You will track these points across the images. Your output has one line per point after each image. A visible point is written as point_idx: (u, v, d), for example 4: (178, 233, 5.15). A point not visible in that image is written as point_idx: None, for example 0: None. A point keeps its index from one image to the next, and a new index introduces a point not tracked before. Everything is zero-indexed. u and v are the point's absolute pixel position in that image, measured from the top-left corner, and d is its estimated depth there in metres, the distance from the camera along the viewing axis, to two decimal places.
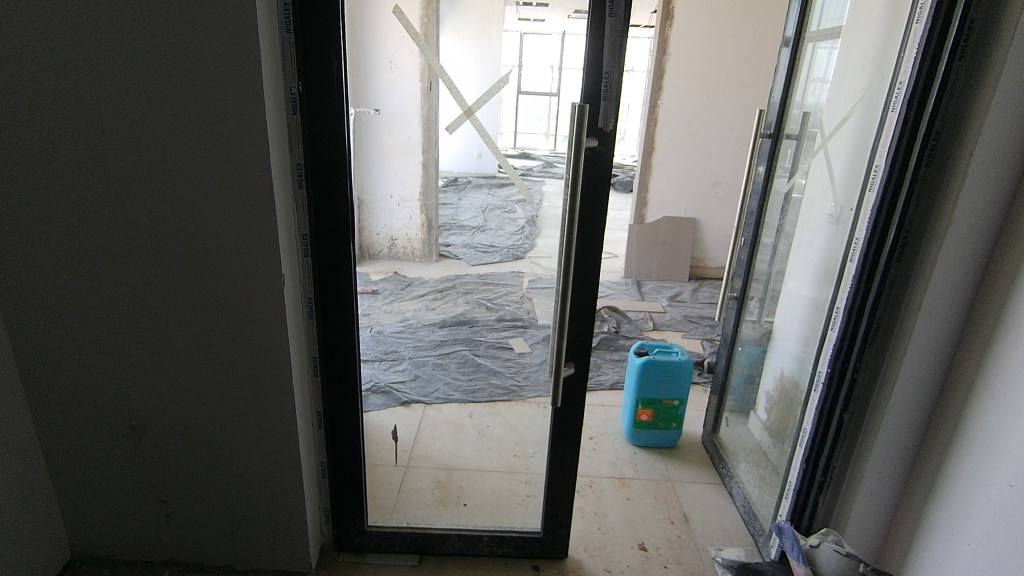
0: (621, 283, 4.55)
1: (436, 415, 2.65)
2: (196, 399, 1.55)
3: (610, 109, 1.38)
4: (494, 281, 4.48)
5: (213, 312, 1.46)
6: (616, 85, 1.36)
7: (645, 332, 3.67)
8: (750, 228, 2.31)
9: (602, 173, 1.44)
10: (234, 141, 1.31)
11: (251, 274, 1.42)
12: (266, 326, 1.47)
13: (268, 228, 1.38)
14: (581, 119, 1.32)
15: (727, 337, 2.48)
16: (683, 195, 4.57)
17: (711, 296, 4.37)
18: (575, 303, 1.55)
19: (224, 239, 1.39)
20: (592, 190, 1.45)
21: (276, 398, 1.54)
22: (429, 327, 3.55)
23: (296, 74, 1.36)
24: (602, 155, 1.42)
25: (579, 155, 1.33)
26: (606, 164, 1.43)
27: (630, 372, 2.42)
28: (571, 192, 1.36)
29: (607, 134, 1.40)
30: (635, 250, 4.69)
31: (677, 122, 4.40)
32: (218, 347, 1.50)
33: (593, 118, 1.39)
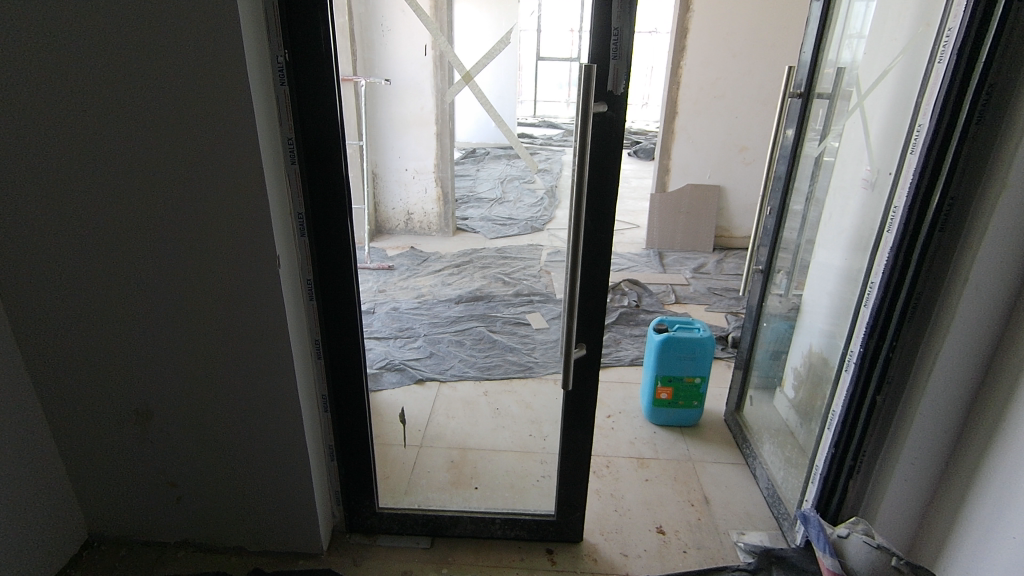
0: (642, 255, 4.42)
1: (451, 393, 2.61)
2: (200, 384, 1.53)
3: (621, 70, 1.26)
4: (512, 254, 4.39)
5: (211, 295, 1.42)
6: (626, 43, 1.24)
7: (666, 305, 3.56)
8: (777, 196, 2.15)
9: (613, 142, 1.33)
10: (218, 118, 1.24)
11: (248, 258, 1.37)
12: (265, 309, 1.42)
13: (261, 208, 1.32)
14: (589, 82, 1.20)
15: (751, 312, 2.35)
16: (707, 161, 4.38)
17: (737, 267, 4.21)
18: (586, 282, 1.46)
19: (213, 219, 1.34)
20: (602, 159, 1.35)
21: (279, 383, 1.51)
22: (445, 303, 3.50)
23: (281, 42, 1.27)
24: (613, 122, 1.31)
25: (587, 123, 1.22)
26: (617, 132, 1.32)
27: (648, 349, 2.33)
28: (579, 163, 1.26)
29: (617, 98, 1.29)
30: (656, 220, 4.53)
31: (701, 84, 4.19)
32: (219, 332, 1.46)
33: (601, 81, 1.27)
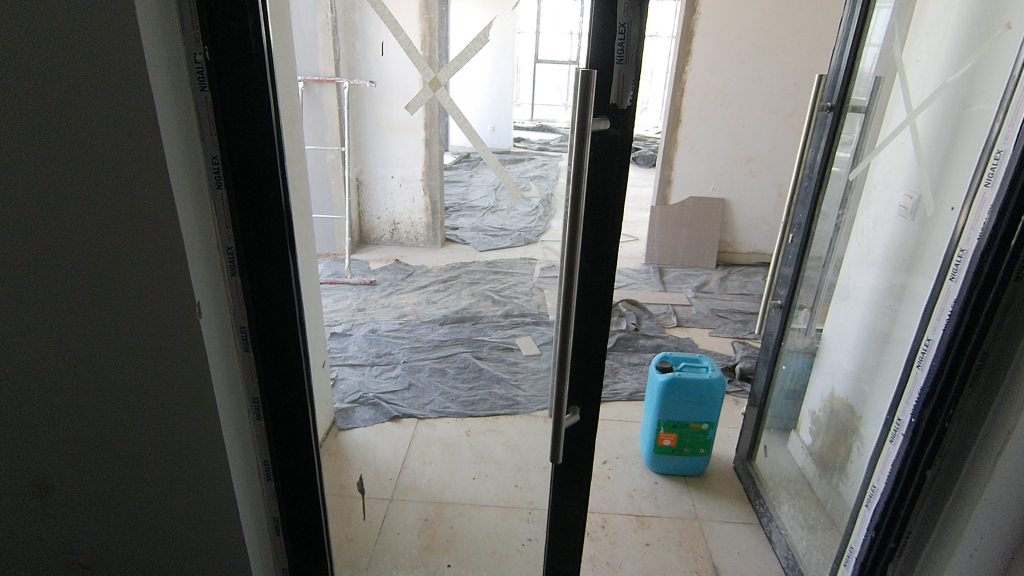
0: (641, 271, 4.17)
1: (429, 433, 2.35)
2: (108, 456, 1.24)
3: (627, 78, 1.00)
4: (503, 269, 4.14)
5: (112, 351, 1.13)
6: (634, 45, 0.98)
7: (667, 329, 3.30)
8: (800, 223, 1.85)
9: (616, 167, 1.07)
10: (104, 133, 0.95)
11: (158, 305, 1.09)
12: (180, 369, 1.13)
13: (167, 247, 1.02)
14: (586, 93, 0.94)
15: (766, 354, 2.04)
16: (711, 173, 4.14)
17: (741, 286, 3.96)
18: (580, 336, 1.20)
19: (106, 258, 1.05)
20: (603, 188, 1.09)
21: (203, 456, 1.22)
22: (428, 324, 3.24)
23: (199, 34, 0.98)
24: (617, 143, 1.05)
25: (587, 144, 0.95)
26: (621, 154, 1.06)
27: (650, 390, 2.07)
28: (574, 194, 0.99)
29: (622, 114, 1.03)
30: (656, 234, 4.28)
31: (706, 91, 3.94)
32: (127, 395, 1.17)
33: (602, 91, 1.01)
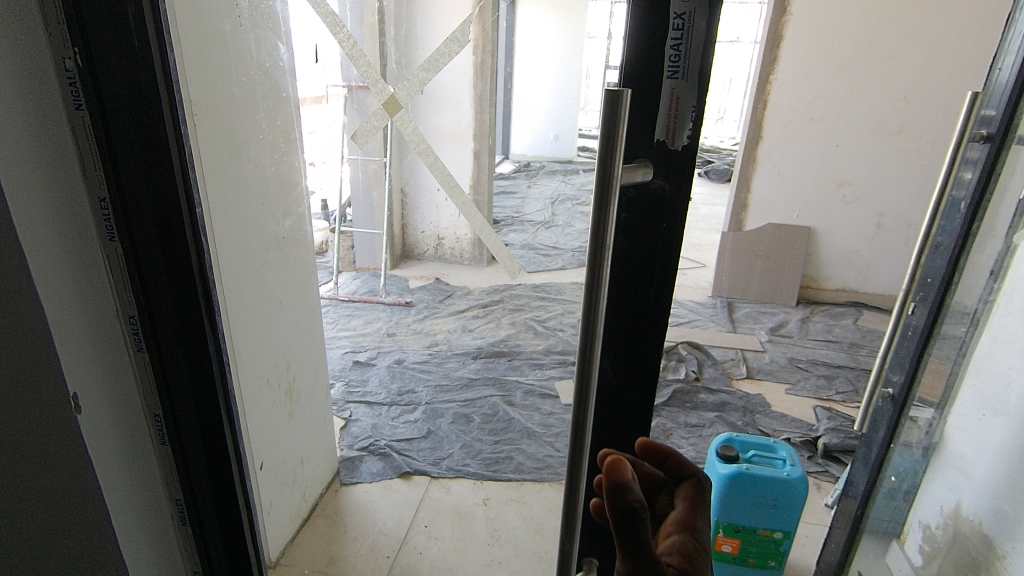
0: (707, 305, 3.69)
1: (441, 498, 2.02)
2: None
3: (685, 103, 0.64)
4: (550, 294, 3.78)
5: None
6: (697, 50, 0.62)
7: (734, 380, 2.83)
8: (929, 291, 1.31)
9: (661, 237, 0.71)
10: None
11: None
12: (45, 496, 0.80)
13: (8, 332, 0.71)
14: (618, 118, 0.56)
15: (866, 459, 1.49)
16: (796, 197, 3.60)
17: (826, 330, 3.40)
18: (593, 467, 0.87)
19: None
20: (643, 267, 0.73)
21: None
22: (459, 358, 2.92)
23: (67, 33, 0.70)
24: (666, 202, 0.69)
25: (618, 205, 0.58)
26: (671, 219, 0.70)
27: (708, 482, 1.65)
28: (594, 284, 0.60)
29: (673, 157, 0.67)
30: (727, 264, 3.77)
31: (795, 103, 3.42)
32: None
33: (645, 124, 0.66)
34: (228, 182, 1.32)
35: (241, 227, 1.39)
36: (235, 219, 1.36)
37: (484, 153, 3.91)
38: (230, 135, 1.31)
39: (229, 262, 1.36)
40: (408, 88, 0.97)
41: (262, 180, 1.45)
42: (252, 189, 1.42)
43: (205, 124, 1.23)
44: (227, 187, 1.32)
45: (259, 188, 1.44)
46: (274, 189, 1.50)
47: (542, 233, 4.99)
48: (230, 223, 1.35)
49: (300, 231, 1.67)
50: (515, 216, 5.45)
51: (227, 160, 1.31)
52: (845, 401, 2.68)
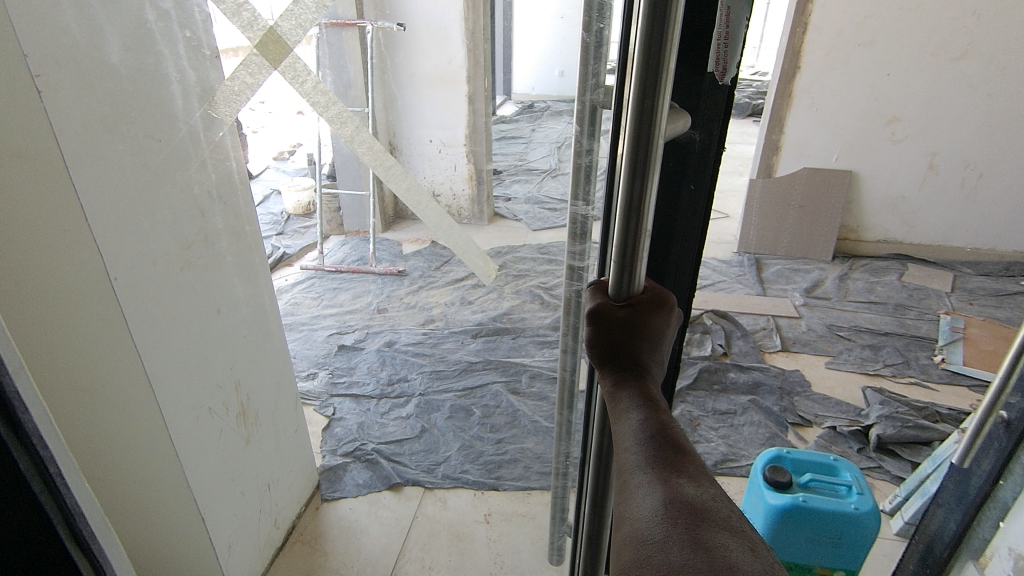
0: (733, 262, 3.32)
1: (436, 515, 1.75)
2: None
3: (737, 14, 0.64)
4: (558, 255, 3.42)
5: None
6: None
7: (767, 354, 2.50)
8: None
9: (687, 194, 0.87)
10: None
11: None
12: None
13: None
14: (660, 47, 0.51)
15: (959, 492, 1.17)
16: (837, 137, 3.15)
17: (868, 290, 3.04)
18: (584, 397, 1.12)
19: None
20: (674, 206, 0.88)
21: None
22: (458, 337, 2.61)
23: None
24: (694, 149, 0.83)
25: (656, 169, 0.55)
26: (699, 166, 0.84)
27: (753, 508, 1.35)
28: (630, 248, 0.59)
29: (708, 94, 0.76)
30: (755, 216, 3.37)
31: (841, 26, 2.91)
32: None
33: None
34: (117, 168, 0.97)
35: (147, 227, 1.05)
36: (131, 219, 1.01)
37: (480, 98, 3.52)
38: (109, 102, 0.94)
39: (132, 277, 1.03)
40: (298, 18, 0.72)
41: (172, 160, 1.09)
42: (157, 174, 1.06)
43: (61, 92, 0.86)
44: (115, 177, 0.97)
45: (168, 172, 1.09)
46: (191, 171, 1.14)
47: (547, 184, 4.57)
48: (123, 224, 1.00)
49: (238, 217, 1.31)
50: (518, 165, 5.02)
51: (104, 139, 0.94)
52: (895, 376, 2.35)
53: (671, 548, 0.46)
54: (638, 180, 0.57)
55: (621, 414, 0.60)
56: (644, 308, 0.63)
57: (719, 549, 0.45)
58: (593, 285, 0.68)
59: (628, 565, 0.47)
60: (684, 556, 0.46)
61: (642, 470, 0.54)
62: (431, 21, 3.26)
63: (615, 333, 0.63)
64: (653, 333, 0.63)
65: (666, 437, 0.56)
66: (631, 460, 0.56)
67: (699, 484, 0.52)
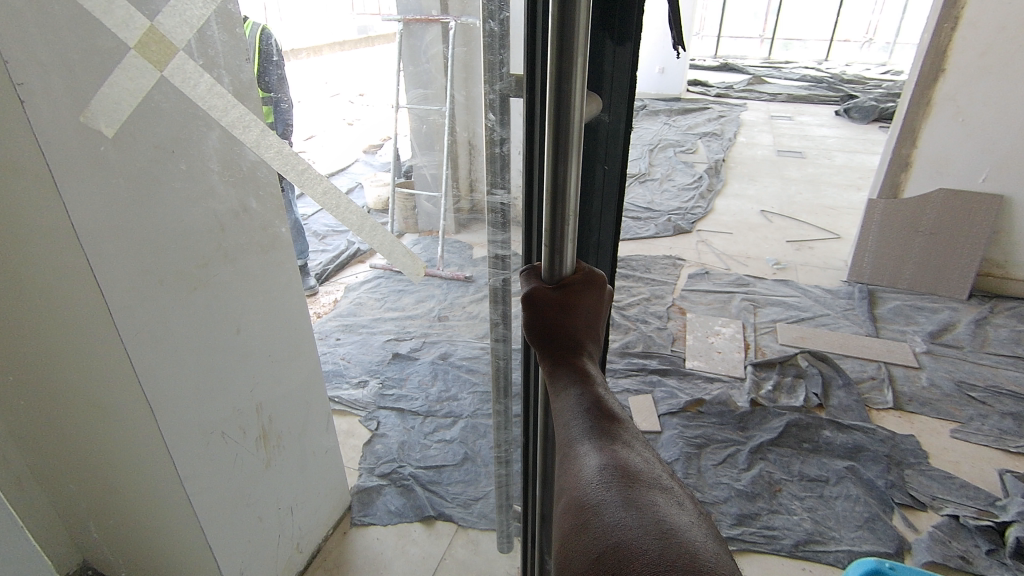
0: (841, 293, 2.89)
1: (466, 559, 1.61)
2: None
3: None
4: (637, 271, 3.15)
5: None
6: None
7: (874, 411, 2.12)
8: None
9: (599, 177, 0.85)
10: None
11: None
12: None
13: None
14: (570, 29, 0.54)
15: None
16: (987, 154, 2.62)
17: (1014, 341, 2.51)
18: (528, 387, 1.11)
19: None
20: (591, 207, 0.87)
21: None
22: None
23: None
24: (604, 129, 0.81)
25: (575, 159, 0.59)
26: (608, 145, 0.82)
27: None
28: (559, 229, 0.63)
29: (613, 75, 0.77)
30: (873, 240, 2.92)
31: (1006, 20, 2.39)
32: None
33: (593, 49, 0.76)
34: (118, 184, 0.88)
35: (156, 245, 0.97)
36: (133, 238, 0.93)
37: None
38: None
39: (133, 299, 0.95)
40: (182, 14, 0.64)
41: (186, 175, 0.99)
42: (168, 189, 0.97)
43: (49, 100, 0.76)
44: (116, 193, 0.88)
45: (182, 183, 0.99)
46: (210, 182, 1.04)
47: (634, 190, 4.29)
48: (125, 244, 0.91)
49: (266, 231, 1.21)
50: None
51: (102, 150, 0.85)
52: None
53: (608, 509, 0.46)
54: (564, 158, 0.60)
55: (562, 394, 0.61)
56: (574, 289, 0.67)
57: (653, 506, 0.46)
58: (527, 271, 0.72)
59: (567, 528, 0.47)
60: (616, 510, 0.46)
61: (581, 442, 0.54)
62: None
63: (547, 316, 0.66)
64: (583, 311, 0.66)
65: (601, 409, 0.57)
66: (570, 434, 0.56)
67: (634, 449, 0.53)
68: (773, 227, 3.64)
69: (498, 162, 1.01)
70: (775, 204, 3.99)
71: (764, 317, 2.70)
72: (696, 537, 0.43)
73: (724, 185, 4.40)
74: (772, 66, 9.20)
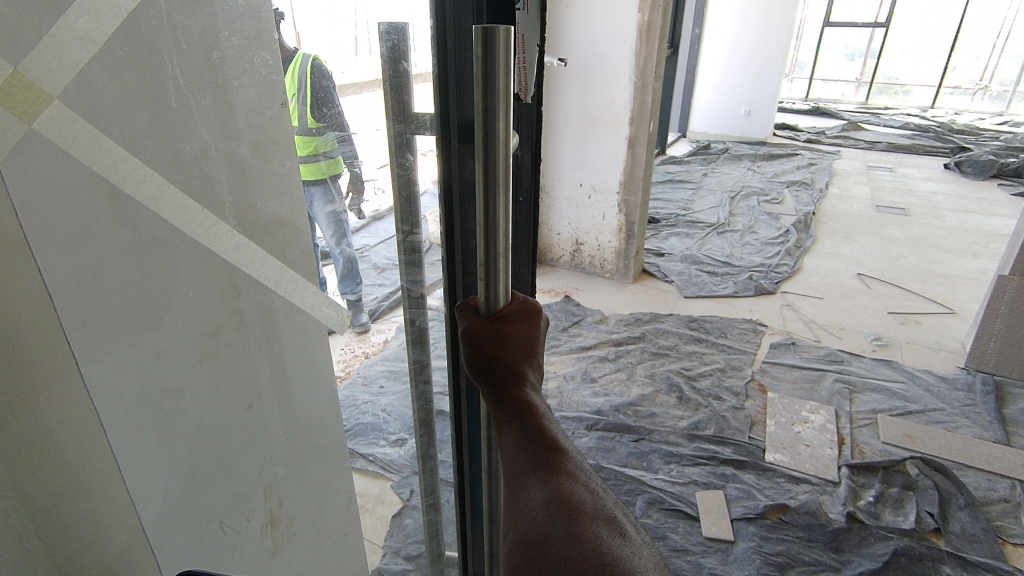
0: (958, 382, 2.46)
1: None
2: None
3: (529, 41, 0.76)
4: (710, 334, 2.85)
5: None
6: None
7: (1006, 544, 1.72)
8: None
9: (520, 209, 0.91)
10: None
11: None
12: None
13: None
14: (492, 82, 0.55)
15: None
16: None
17: None
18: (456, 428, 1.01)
19: None
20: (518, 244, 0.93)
21: None
22: (569, 423, 2.21)
23: None
24: (517, 165, 0.88)
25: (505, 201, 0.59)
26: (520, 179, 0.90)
27: None
28: (491, 274, 0.63)
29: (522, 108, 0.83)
30: (1001, 322, 2.46)
31: None
32: None
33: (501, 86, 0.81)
34: (115, 229, 0.57)
35: (161, 314, 0.67)
36: (123, 308, 0.61)
37: (642, 143, 3.10)
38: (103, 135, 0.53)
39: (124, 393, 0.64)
40: None
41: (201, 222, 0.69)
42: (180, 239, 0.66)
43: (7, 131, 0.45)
44: (111, 241, 0.57)
45: (194, 230, 0.68)
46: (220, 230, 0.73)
47: (711, 241, 3.98)
48: (115, 320, 0.60)
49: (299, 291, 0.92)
50: (680, 215, 4.47)
51: (97, 192, 0.54)
52: None
53: (560, 547, 0.51)
54: (495, 197, 0.60)
55: (506, 425, 0.63)
56: (511, 319, 0.66)
57: (598, 540, 0.52)
58: (462, 307, 0.69)
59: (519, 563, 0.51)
60: (564, 551, 0.51)
61: (528, 475, 0.59)
62: (600, 58, 3.02)
63: (487, 355, 0.65)
64: (526, 345, 0.67)
65: (546, 443, 0.61)
66: (518, 466, 0.60)
67: (577, 480, 0.58)
68: (872, 294, 3.23)
69: (403, 187, 0.87)
70: (874, 268, 3.56)
71: (861, 405, 2.32)
72: (641, 563, 0.51)
73: (815, 241, 4.01)
74: (869, 112, 8.60)
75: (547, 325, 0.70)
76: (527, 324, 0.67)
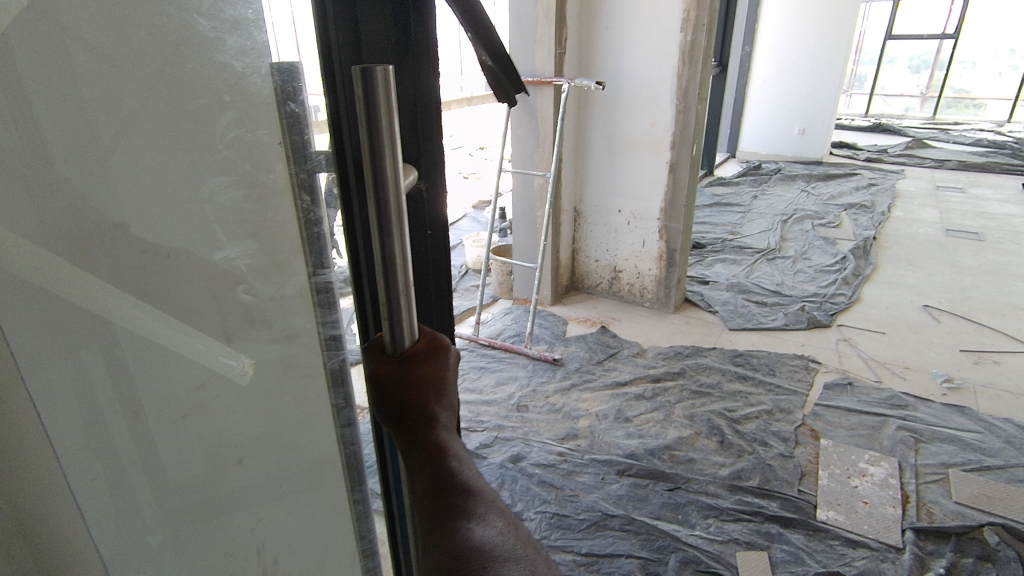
0: None
1: None
2: None
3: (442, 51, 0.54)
4: (757, 372, 2.65)
5: None
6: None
7: None
8: None
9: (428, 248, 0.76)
10: None
11: None
12: None
13: None
14: (373, 117, 0.47)
15: None
16: None
17: None
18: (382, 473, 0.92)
19: None
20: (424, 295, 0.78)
21: None
22: (599, 467, 2.07)
23: None
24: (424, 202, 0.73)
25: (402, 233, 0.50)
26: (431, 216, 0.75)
27: None
28: (393, 315, 0.53)
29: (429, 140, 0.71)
30: None
31: None
32: None
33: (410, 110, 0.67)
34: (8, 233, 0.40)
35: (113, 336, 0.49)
36: (55, 295, 0.45)
37: (685, 167, 2.96)
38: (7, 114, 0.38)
39: (45, 409, 0.46)
40: None
41: (182, 212, 0.52)
42: (152, 230, 0.50)
43: None
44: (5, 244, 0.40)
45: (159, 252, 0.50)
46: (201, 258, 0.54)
47: (760, 269, 3.77)
48: (36, 305, 0.44)
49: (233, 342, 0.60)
50: (727, 239, 4.27)
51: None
52: None
53: None
54: (388, 237, 0.50)
55: (413, 476, 0.55)
56: (419, 360, 0.55)
57: None
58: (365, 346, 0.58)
59: None
60: None
61: (435, 528, 0.52)
62: (642, 80, 2.93)
63: (390, 401, 0.54)
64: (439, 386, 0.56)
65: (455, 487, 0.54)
66: (425, 521, 0.53)
67: (487, 527, 0.53)
68: (941, 330, 2.95)
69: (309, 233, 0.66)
70: (943, 299, 3.27)
71: (930, 458, 2.08)
72: None
73: (875, 269, 3.73)
74: (936, 128, 8.10)
75: (460, 358, 0.60)
76: (439, 361, 0.57)
